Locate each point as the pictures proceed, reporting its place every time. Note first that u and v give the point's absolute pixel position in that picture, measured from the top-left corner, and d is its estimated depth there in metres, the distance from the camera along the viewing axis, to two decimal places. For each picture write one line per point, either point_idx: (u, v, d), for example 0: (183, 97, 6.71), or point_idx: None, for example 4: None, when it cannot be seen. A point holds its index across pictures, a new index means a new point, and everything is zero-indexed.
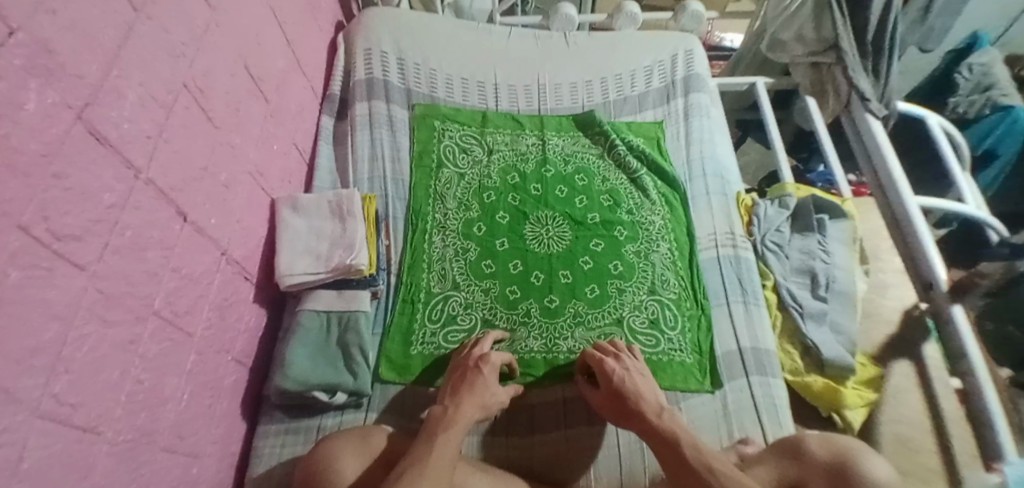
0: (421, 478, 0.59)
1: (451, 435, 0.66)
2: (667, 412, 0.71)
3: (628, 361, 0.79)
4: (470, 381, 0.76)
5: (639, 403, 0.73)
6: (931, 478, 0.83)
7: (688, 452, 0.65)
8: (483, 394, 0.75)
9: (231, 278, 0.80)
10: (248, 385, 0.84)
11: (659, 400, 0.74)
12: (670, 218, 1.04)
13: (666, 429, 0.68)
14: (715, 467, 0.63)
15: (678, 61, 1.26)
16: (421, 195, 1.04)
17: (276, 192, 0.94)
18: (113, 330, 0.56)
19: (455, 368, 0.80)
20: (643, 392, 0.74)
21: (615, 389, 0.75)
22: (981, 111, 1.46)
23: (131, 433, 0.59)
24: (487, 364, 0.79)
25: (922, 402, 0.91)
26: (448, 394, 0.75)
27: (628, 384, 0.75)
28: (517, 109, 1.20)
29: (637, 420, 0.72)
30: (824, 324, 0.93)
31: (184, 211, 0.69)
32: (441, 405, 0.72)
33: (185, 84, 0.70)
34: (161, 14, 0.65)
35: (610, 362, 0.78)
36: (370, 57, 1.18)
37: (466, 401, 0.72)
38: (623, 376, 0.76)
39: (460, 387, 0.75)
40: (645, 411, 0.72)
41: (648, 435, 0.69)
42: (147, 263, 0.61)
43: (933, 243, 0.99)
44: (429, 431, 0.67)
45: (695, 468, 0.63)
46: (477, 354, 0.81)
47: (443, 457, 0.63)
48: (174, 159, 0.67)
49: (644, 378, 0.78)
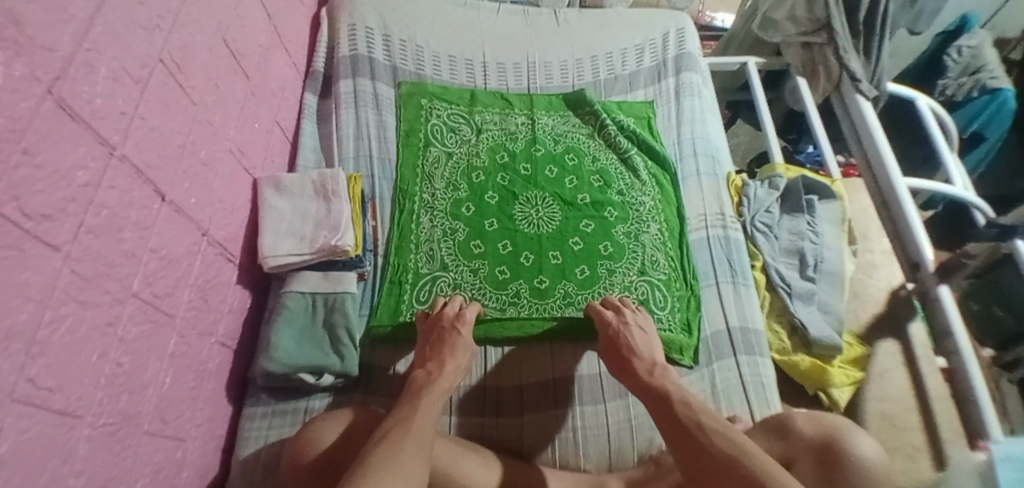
0: (405, 439, 0.60)
1: (434, 397, 0.69)
2: (659, 368, 0.73)
3: (630, 316, 0.82)
4: (449, 342, 0.78)
5: (633, 357, 0.76)
6: (915, 454, 0.84)
7: (678, 407, 0.64)
8: (461, 355, 0.77)
9: (213, 259, 0.78)
10: (232, 367, 0.83)
11: (655, 358, 0.76)
12: (661, 199, 1.03)
13: (657, 385, 0.70)
14: (705, 424, 0.60)
15: (669, 39, 1.24)
16: (408, 175, 1.02)
17: (257, 171, 0.92)
18: (91, 312, 0.54)
19: (429, 327, 0.82)
20: (637, 347, 0.77)
21: (613, 341, 0.79)
22: (969, 94, 1.46)
23: (111, 417, 0.57)
24: (463, 323, 0.82)
25: (907, 380, 0.93)
26: (428, 356, 0.77)
27: (626, 338, 0.79)
28: (506, 88, 1.18)
29: (629, 374, 0.74)
30: (812, 304, 0.93)
31: (161, 190, 0.66)
32: (424, 369, 0.74)
33: (161, 58, 0.67)
34: None
35: (608, 314, 0.82)
36: (355, 32, 1.15)
37: (449, 364, 0.75)
38: (621, 330, 0.80)
39: (440, 348, 0.77)
40: (637, 367, 0.74)
41: (640, 388, 0.71)
42: (124, 244, 0.59)
43: (921, 225, 1.00)
44: (413, 392, 0.70)
45: (685, 423, 0.62)
46: (452, 313, 0.83)
47: (425, 421, 0.64)
48: (150, 137, 0.64)
49: (643, 334, 0.81)
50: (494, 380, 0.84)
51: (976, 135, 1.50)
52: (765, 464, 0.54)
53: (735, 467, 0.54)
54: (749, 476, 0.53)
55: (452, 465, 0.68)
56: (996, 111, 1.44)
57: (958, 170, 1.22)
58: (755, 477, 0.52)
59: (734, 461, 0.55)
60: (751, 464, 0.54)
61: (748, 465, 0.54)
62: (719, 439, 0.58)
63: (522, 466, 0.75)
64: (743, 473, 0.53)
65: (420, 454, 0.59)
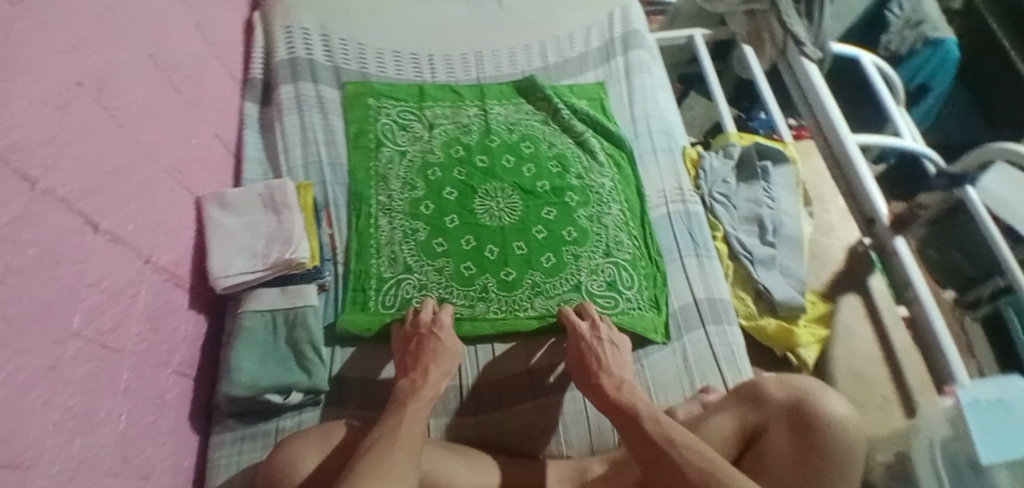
0: (394, 448, 0.59)
1: (421, 404, 0.68)
2: (627, 384, 0.70)
3: (604, 331, 0.80)
4: (427, 347, 0.77)
5: (601, 373, 0.73)
6: (887, 406, 0.88)
7: (647, 424, 0.61)
8: (447, 357, 0.76)
9: (160, 286, 0.74)
10: (195, 395, 0.80)
11: (623, 375, 0.73)
12: (620, 180, 1.03)
13: (625, 401, 0.67)
14: (676, 440, 0.58)
15: (614, 18, 1.24)
16: (362, 178, 0.99)
17: (200, 189, 0.88)
18: (34, 355, 0.50)
19: (405, 341, 0.79)
20: (606, 362, 0.75)
21: (583, 355, 0.77)
22: (913, 46, 1.49)
23: (67, 463, 0.54)
24: (441, 327, 0.80)
25: (871, 332, 0.96)
26: (409, 367, 0.75)
27: (595, 354, 0.76)
28: (455, 79, 1.15)
29: (596, 391, 0.71)
30: (774, 269, 0.95)
31: (93, 220, 0.62)
32: (408, 378, 0.72)
33: (81, 81, 0.62)
34: (48, 5, 0.58)
35: (582, 325, 0.81)
36: (291, 35, 1.11)
37: (433, 369, 0.73)
38: (592, 345, 0.78)
39: (421, 354, 0.76)
40: (604, 384, 0.71)
41: (608, 407, 0.68)
42: (60, 280, 0.56)
43: (871, 177, 1.03)
44: (400, 401, 0.68)
45: (656, 441, 0.59)
46: (427, 319, 0.81)
47: (412, 429, 0.63)
48: (77, 165, 0.60)
49: (615, 350, 0.77)
50: (471, 380, 0.83)
51: (923, 87, 1.56)
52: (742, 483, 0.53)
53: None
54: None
55: (443, 472, 0.67)
56: (941, 61, 1.51)
57: (905, 123, 1.26)
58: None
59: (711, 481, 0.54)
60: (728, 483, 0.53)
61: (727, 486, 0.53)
62: (691, 455, 0.57)
63: (512, 464, 0.74)
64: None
65: (410, 463, 0.59)
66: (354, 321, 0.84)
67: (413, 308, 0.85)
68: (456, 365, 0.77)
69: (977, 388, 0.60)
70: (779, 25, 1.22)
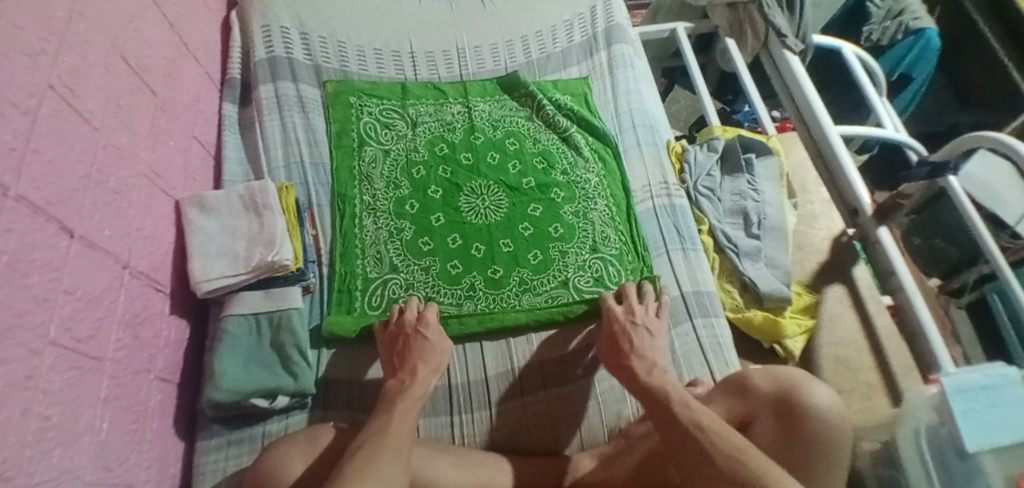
0: (381, 448, 0.58)
1: (410, 403, 0.67)
2: (659, 369, 0.70)
3: (640, 316, 0.79)
4: (414, 347, 0.76)
5: (634, 357, 0.73)
6: (871, 393, 0.89)
7: (676, 407, 0.62)
8: (433, 356, 0.75)
9: (138, 291, 0.73)
10: (179, 401, 0.79)
11: (656, 359, 0.73)
12: (605, 175, 1.03)
13: (655, 384, 0.67)
14: (705, 426, 0.58)
15: (597, 12, 1.23)
16: (345, 178, 0.98)
17: (178, 193, 0.86)
18: (8, 365, 0.49)
19: (392, 338, 0.79)
20: (640, 347, 0.74)
21: (616, 338, 0.77)
22: (895, 37, 1.50)
23: (47, 474, 0.53)
24: (426, 327, 0.79)
25: (857, 321, 0.97)
26: (398, 366, 0.75)
27: (628, 337, 0.76)
28: (438, 77, 1.14)
29: (628, 373, 0.72)
30: (760, 260, 0.96)
31: (68, 226, 0.61)
32: (396, 378, 0.72)
33: (50, 85, 0.60)
34: (13, 7, 0.56)
35: (618, 310, 0.81)
36: (270, 34, 1.09)
37: (421, 368, 0.73)
38: (627, 328, 0.78)
39: (407, 355, 0.75)
40: (636, 367, 0.71)
41: (638, 390, 0.68)
42: (34, 289, 0.54)
43: (854, 168, 1.04)
44: (387, 401, 0.68)
45: (682, 423, 0.60)
46: (414, 319, 0.80)
47: (400, 428, 0.63)
48: (48, 171, 0.58)
49: (652, 339, 0.77)
50: (460, 378, 0.83)
51: (905, 76, 1.56)
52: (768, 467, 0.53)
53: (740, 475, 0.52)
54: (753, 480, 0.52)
55: (433, 471, 0.67)
56: (924, 48, 1.49)
57: (887, 113, 1.27)
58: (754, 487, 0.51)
59: (736, 465, 0.54)
60: (754, 467, 0.53)
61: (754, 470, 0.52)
62: (717, 439, 0.57)
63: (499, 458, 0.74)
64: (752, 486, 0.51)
65: (397, 462, 0.58)
66: (341, 322, 0.83)
67: (396, 308, 0.83)
68: (444, 361, 0.76)
69: (959, 374, 0.55)
70: (760, 18, 1.22)
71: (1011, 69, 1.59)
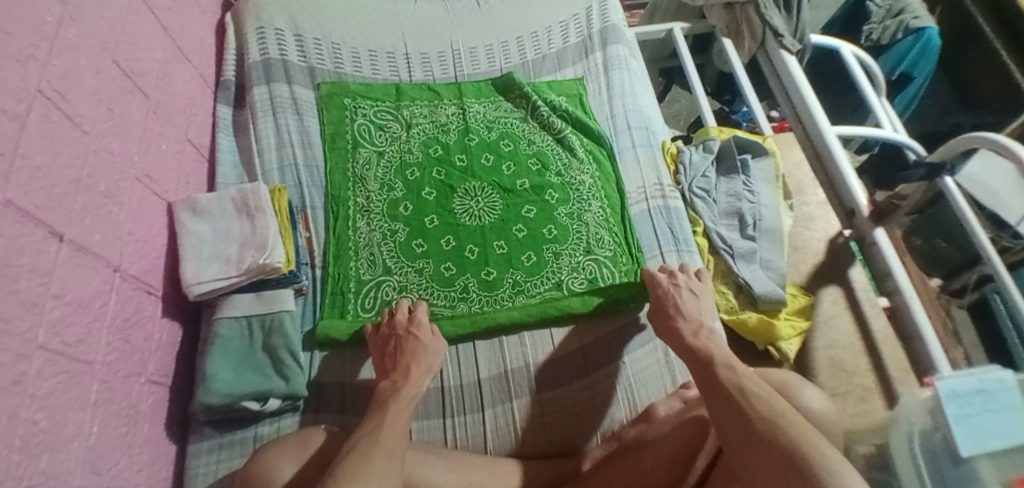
0: (375, 448, 0.59)
1: (402, 406, 0.67)
2: (705, 332, 0.73)
3: (683, 279, 0.83)
4: (408, 348, 0.76)
5: (681, 318, 0.77)
6: (867, 396, 0.89)
7: (720, 370, 0.63)
8: (427, 356, 0.75)
9: (130, 294, 0.73)
10: (171, 404, 0.79)
11: (702, 322, 0.76)
12: (600, 176, 1.03)
13: (700, 346, 0.70)
14: (747, 389, 0.58)
15: (593, 13, 1.23)
16: (339, 180, 0.98)
17: (171, 195, 0.86)
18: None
19: (385, 339, 0.78)
20: (686, 309, 0.78)
21: (661, 299, 0.80)
22: (895, 36, 1.50)
23: (34, 479, 0.53)
24: (418, 327, 0.79)
25: (852, 324, 0.97)
26: (390, 368, 0.74)
27: (674, 300, 0.80)
28: (432, 78, 1.14)
29: (675, 336, 0.75)
30: (755, 262, 0.95)
31: (58, 230, 0.61)
32: (390, 379, 0.72)
33: (41, 89, 0.61)
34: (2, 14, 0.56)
35: (661, 275, 0.83)
36: (264, 36, 1.09)
37: (415, 370, 0.73)
38: (670, 291, 0.81)
39: (399, 355, 0.75)
40: (682, 329, 0.75)
41: (685, 350, 0.71)
42: (23, 294, 0.54)
43: (851, 170, 1.03)
44: (378, 404, 0.68)
45: (724, 385, 0.60)
46: (405, 321, 0.80)
47: (393, 430, 0.62)
48: (36, 176, 0.58)
49: (695, 299, 0.81)
50: (452, 382, 0.83)
51: (905, 76, 1.55)
52: (803, 431, 0.51)
53: (774, 436, 0.51)
54: (787, 440, 0.50)
55: (428, 474, 0.67)
56: (924, 48, 1.49)
57: (886, 114, 1.26)
58: (784, 445, 0.50)
59: (771, 426, 0.52)
60: (789, 431, 0.51)
61: (787, 431, 0.51)
62: (757, 402, 0.56)
63: (492, 460, 0.74)
64: (785, 448, 0.49)
65: (391, 463, 0.58)
66: (335, 326, 0.83)
67: (385, 312, 0.84)
68: (437, 361, 0.76)
69: (954, 378, 0.55)
70: (758, 18, 1.21)
71: (1012, 68, 1.59)
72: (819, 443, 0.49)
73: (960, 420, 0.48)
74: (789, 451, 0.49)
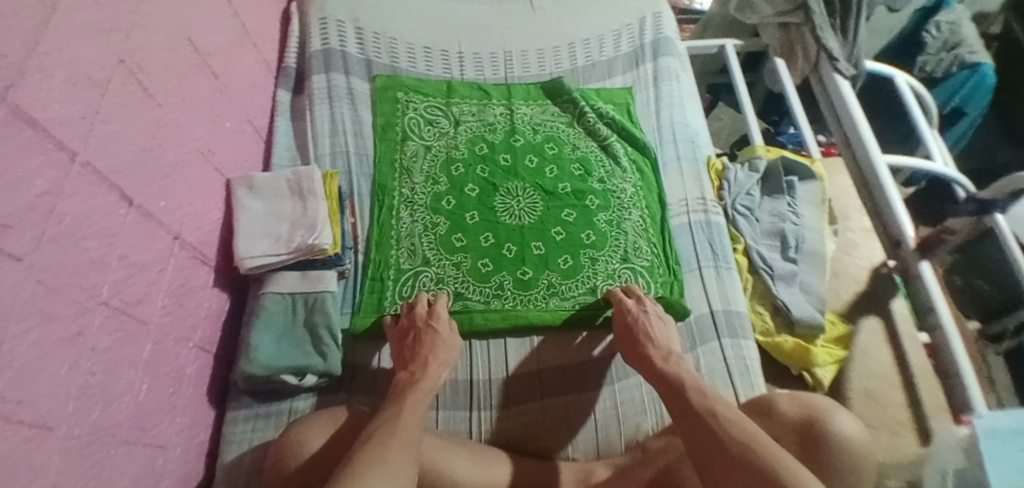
0: (390, 438, 0.59)
1: (420, 396, 0.68)
2: (674, 356, 0.72)
3: (651, 306, 0.82)
4: (426, 341, 0.77)
5: (649, 344, 0.76)
6: (900, 431, 0.86)
7: (691, 395, 0.63)
8: (444, 351, 0.76)
9: (186, 263, 0.76)
10: (214, 371, 0.82)
11: (671, 347, 0.75)
12: (642, 186, 1.03)
13: (670, 371, 0.69)
14: (718, 413, 0.59)
15: (646, 24, 1.23)
16: (386, 170, 1.01)
17: (229, 172, 0.90)
18: (59, 322, 0.52)
19: (402, 332, 0.80)
20: (654, 334, 0.77)
21: (631, 326, 0.79)
22: (949, 69, 1.45)
23: (85, 428, 0.56)
24: (436, 320, 0.81)
25: (890, 356, 0.95)
26: (408, 360, 0.75)
27: (643, 325, 0.78)
28: (483, 78, 1.16)
29: (644, 361, 0.74)
30: (794, 285, 0.94)
31: (127, 195, 0.64)
32: (407, 370, 0.73)
33: (121, 60, 0.64)
34: None
35: (629, 301, 0.83)
36: (326, 26, 1.13)
37: (433, 363, 0.74)
38: (639, 317, 0.80)
39: (418, 349, 0.76)
40: (652, 354, 0.74)
41: (655, 375, 0.70)
42: (91, 251, 0.57)
43: (899, 200, 1.01)
44: (397, 394, 0.69)
45: (697, 410, 0.61)
46: (426, 313, 0.82)
47: (409, 422, 0.63)
48: (111, 142, 0.61)
49: (662, 323, 0.80)
50: (482, 375, 0.84)
51: (957, 110, 1.52)
52: (778, 454, 0.53)
53: (751, 460, 0.53)
54: (765, 463, 0.52)
55: (447, 464, 0.68)
56: (976, 84, 1.45)
57: (937, 146, 1.23)
58: (762, 467, 0.52)
59: (747, 451, 0.54)
60: (766, 455, 0.53)
61: (764, 453, 0.53)
62: (732, 427, 0.57)
63: (512, 459, 0.74)
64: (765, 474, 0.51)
65: (407, 452, 0.58)
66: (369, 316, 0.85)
67: (407, 303, 0.85)
68: (453, 355, 0.77)
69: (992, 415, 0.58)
70: (813, 41, 1.19)
71: None
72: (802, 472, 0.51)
73: (993, 470, 0.55)
74: (765, 475, 0.51)
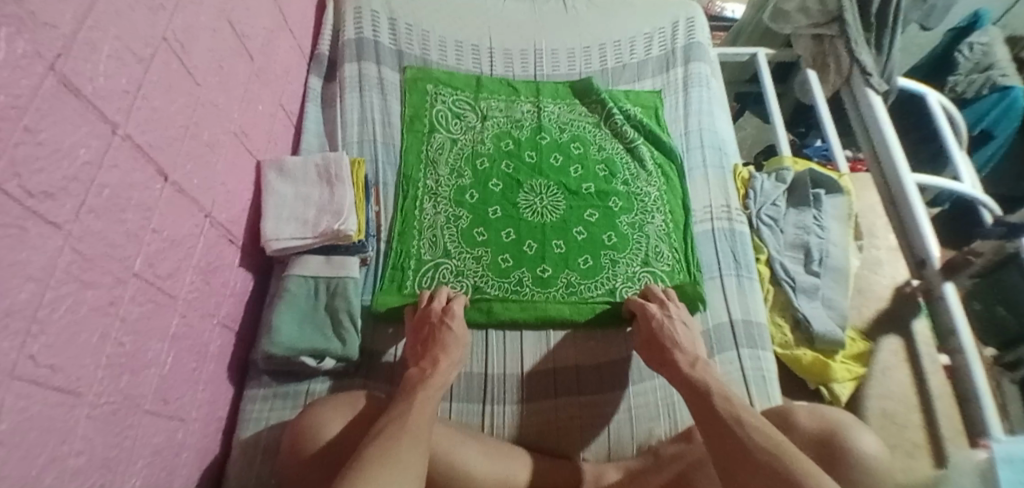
0: (402, 432, 0.59)
1: (430, 393, 0.68)
2: (702, 362, 0.72)
3: (675, 310, 0.81)
4: (438, 338, 0.77)
5: (676, 349, 0.75)
6: (916, 452, 0.85)
7: (717, 401, 0.63)
8: (453, 346, 0.76)
9: (215, 241, 0.77)
10: (235, 349, 0.84)
11: (698, 353, 0.75)
12: (666, 190, 1.02)
13: (697, 376, 0.69)
14: (744, 420, 0.59)
15: (678, 29, 1.23)
16: (412, 161, 1.02)
17: (261, 154, 0.91)
18: (95, 291, 0.53)
19: (418, 326, 0.80)
20: (680, 340, 0.76)
21: (657, 331, 0.78)
22: (980, 91, 1.44)
23: (113, 396, 0.57)
24: (452, 318, 0.80)
25: (909, 377, 0.93)
26: (421, 355, 0.76)
27: (668, 330, 0.78)
28: (512, 74, 1.16)
29: (670, 367, 0.73)
30: (816, 299, 0.93)
31: (164, 170, 0.65)
32: (418, 367, 0.73)
33: (164, 38, 0.65)
34: None
35: (653, 307, 0.82)
36: (360, 16, 1.14)
37: (443, 359, 0.74)
38: (664, 322, 0.79)
39: (431, 346, 0.77)
40: (679, 359, 0.73)
41: (680, 380, 0.70)
42: (127, 224, 0.58)
43: (927, 222, 0.99)
44: (407, 389, 0.69)
45: (723, 416, 0.61)
46: (439, 309, 0.81)
47: (421, 415, 0.63)
48: (151, 117, 0.62)
49: (686, 327, 0.80)
50: (497, 370, 0.84)
51: (986, 133, 1.48)
52: (803, 463, 0.53)
53: (775, 469, 0.53)
54: (786, 473, 0.52)
55: (463, 456, 0.68)
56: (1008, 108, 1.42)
57: (967, 168, 1.21)
58: (785, 475, 0.52)
59: (772, 460, 0.54)
60: (791, 464, 0.53)
61: (787, 464, 0.53)
62: (757, 434, 0.57)
63: (531, 459, 0.74)
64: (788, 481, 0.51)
65: (416, 445, 0.59)
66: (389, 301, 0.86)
67: (425, 294, 0.85)
68: (463, 353, 0.77)
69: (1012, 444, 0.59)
70: (847, 54, 1.18)
71: None
72: (823, 479, 0.51)
73: None
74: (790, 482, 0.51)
